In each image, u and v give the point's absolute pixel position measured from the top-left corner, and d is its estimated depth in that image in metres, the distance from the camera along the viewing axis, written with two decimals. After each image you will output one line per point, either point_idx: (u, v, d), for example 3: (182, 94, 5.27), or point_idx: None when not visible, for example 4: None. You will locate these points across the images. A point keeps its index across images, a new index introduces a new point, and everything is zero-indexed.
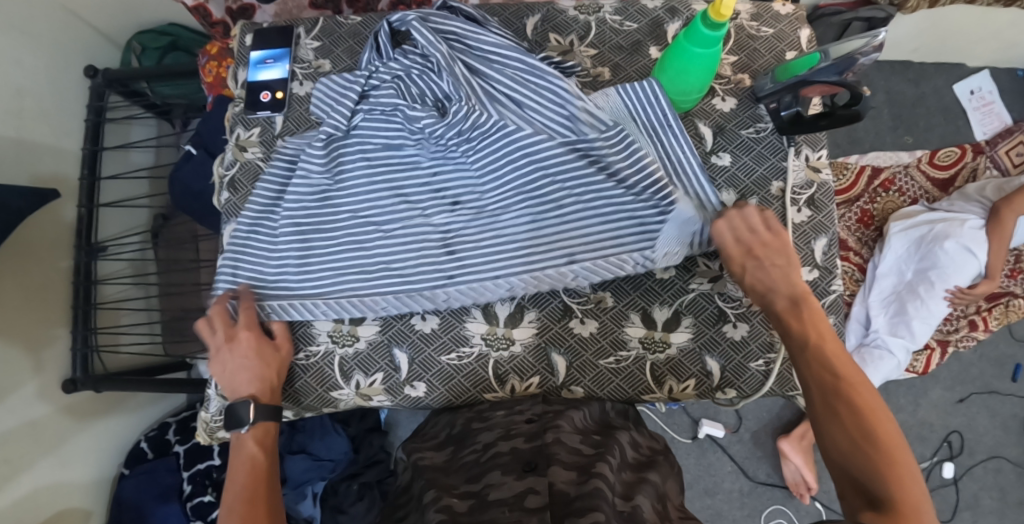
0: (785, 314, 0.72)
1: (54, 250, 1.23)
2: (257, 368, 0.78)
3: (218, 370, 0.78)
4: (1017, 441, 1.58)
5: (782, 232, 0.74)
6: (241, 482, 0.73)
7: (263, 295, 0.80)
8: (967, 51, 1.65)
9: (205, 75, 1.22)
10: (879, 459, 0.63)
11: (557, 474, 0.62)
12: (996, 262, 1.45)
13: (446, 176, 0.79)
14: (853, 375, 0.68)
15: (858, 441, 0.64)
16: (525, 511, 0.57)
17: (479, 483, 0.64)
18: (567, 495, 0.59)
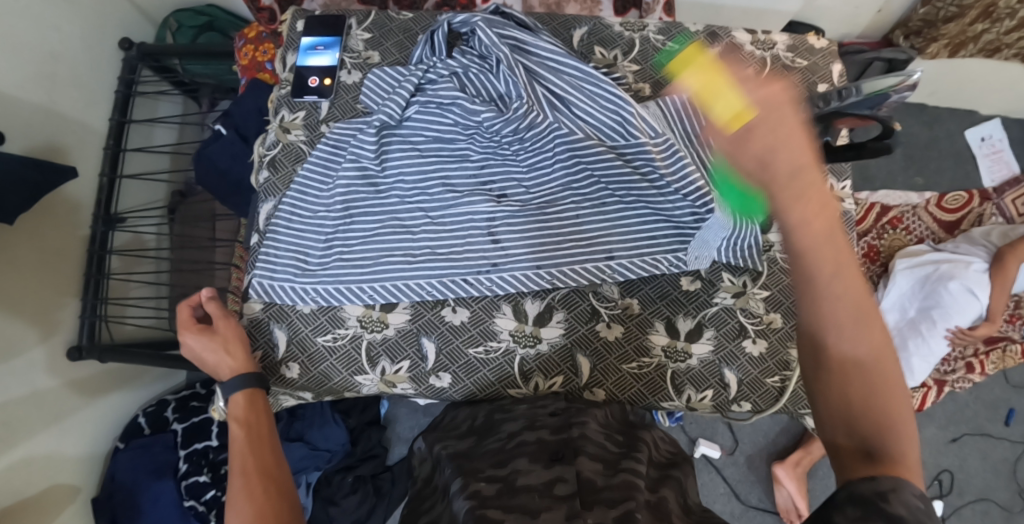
0: (806, 204, 0.55)
1: (73, 216, 1.24)
2: (203, 357, 0.79)
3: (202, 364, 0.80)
4: (1006, 484, 1.61)
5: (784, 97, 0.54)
6: (235, 467, 0.72)
7: (301, 273, 0.81)
8: (982, 100, 1.69)
9: (241, 57, 1.26)
10: (883, 388, 0.53)
11: (584, 463, 0.64)
12: (998, 306, 1.48)
13: (493, 170, 0.81)
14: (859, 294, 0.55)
15: (856, 363, 0.54)
16: (554, 498, 0.58)
17: (505, 467, 0.65)
18: (595, 484, 0.61)
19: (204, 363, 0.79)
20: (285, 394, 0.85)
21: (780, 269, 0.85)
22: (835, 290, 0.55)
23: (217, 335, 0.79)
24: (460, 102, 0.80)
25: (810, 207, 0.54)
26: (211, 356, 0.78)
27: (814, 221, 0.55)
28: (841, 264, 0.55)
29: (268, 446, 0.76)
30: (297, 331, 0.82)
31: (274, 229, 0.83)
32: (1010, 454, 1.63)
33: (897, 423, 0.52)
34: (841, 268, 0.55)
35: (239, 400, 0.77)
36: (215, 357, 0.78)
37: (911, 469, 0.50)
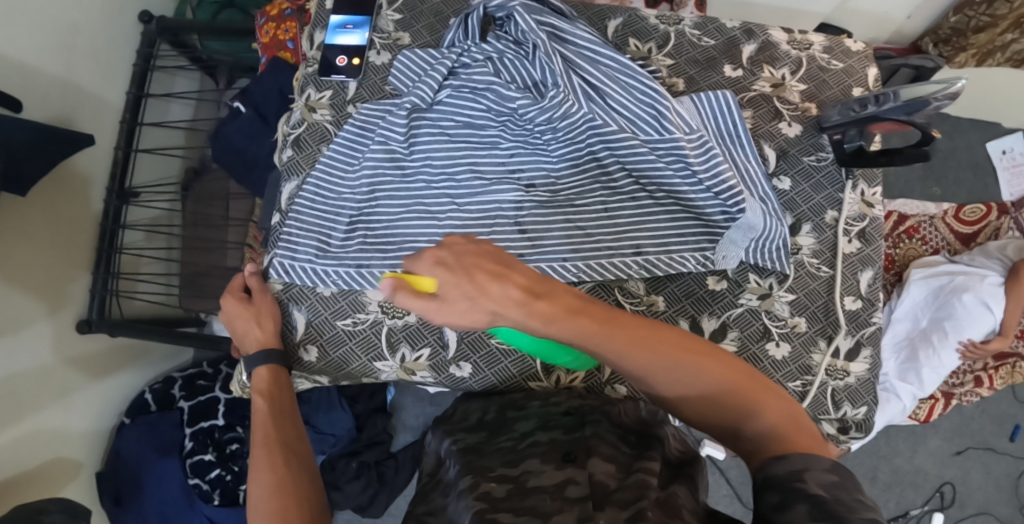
0: (542, 319, 0.58)
1: (87, 191, 1.23)
2: (235, 326, 0.80)
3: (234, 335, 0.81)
4: (1007, 499, 1.62)
5: (468, 257, 0.57)
6: (258, 437, 0.74)
7: (322, 255, 0.80)
8: (1007, 111, 1.67)
9: (262, 35, 1.24)
10: (721, 387, 0.62)
11: (596, 466, 0.63)
12: (1011, 320, 1.48)
13: (523, 159, 0.80)
14: (654, 345, 0.61)
15: (695, 392, 0.62)
16: (566, 501, 0.58)
17: (516, 468, 0.65)
18: (607, 487, 0.60)
19: (235, 334, 0.80)
20: (301, 378, 0.86)
21: (806, 272, 0.86)
22: (637, 360, 0.61)
23: (252, 307, 0.80)
24: (495, 88, 0.78)
25: (556, 319, 0.58)
26: (242, 327, 0.79)
27: (566, 323, 0.58)
28: (612, 330, 0.60)
29: (288, 420, 0.77)
30: (317, 313, 0.82)
31: (296, 209, 0.81)
32: (1013, 470, 1.63)
33: (750, 407, 0.61)
34: (621, 334, 0.60)
35: (263, 373, 0.78)
36: (244, 328, 0.79)
37: (788, 439, 0.58)
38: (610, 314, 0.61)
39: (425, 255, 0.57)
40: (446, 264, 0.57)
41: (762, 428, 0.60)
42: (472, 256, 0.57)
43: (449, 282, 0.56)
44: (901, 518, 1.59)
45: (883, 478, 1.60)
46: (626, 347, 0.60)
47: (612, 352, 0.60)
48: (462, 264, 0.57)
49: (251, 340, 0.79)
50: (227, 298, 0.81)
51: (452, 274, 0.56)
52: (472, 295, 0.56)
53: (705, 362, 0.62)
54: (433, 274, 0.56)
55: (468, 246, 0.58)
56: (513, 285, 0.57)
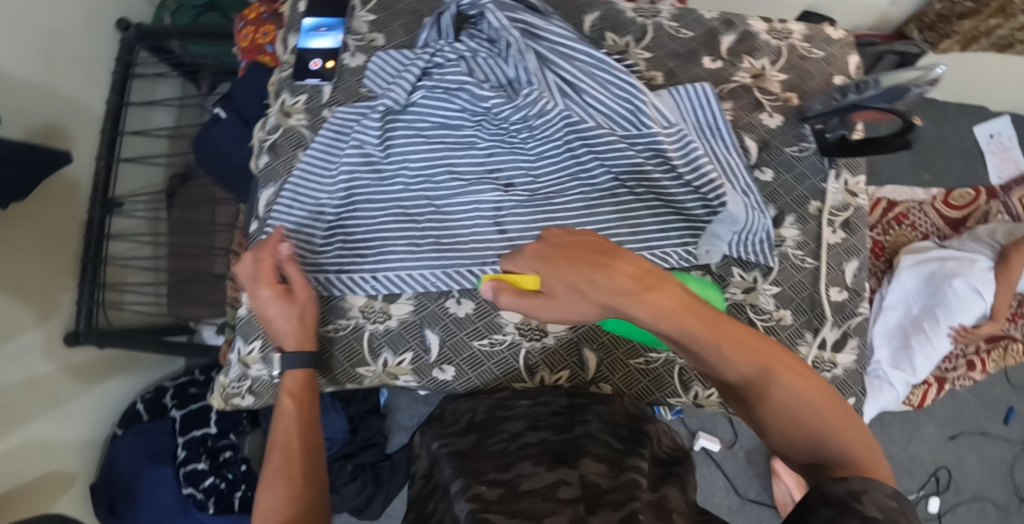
0: (647, 310, 0.59)
1: (69, 201, 1.22)
2: (273, 318, 0.75)
3: (264, 320, 0.76)
4: (1002, 484, 1.62)
5: (576, 246, 0.59)
6: (276, 440, 0.73)
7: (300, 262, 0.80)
8: (993, 95, 1.67)
9: (241, 39, 1.23)
10: (811, 407, 0.61)
11: (588, 466, 0.62)
12: (1001, 304, 1.49)
13: (501, 158, 0.79)
14: (751, 348, 0.62)
15: (779, 399, 0.62)
16: (558, 502, 0.56)
17: (509, 472, 0.63)
18: (599, 487, 0.59)
19: (270, 323, 0.76)
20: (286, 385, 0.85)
21: (791, 264, 0.85)
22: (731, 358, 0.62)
23: (297, 305, 0.76)
24: (468, 87, 0.76)
25: (656, 309, 0.59)
26: (285, 325, 0.75)
27: (665, 315, 0.59)
28: (712, 328, 0.61)
29: (309, 428, 0.74)
30: None
31: (272, 216, 0.80)
32: (1008, 455, 1.64)
33: (835, 430, 0.60)
34: (717, 331, 0.61)
35: (299, 374, 0.76)
36: (287, 327, 0.75)
37: (864, 466, 0.58)
38: (710, 312, 0.62)
39: (527, 250, 0.60)
40: (548, 253, 0.59)
41: (841, 450, 0.59)
42: (576, 247, 0.59)
43: (552, 271, 0.59)
44: None
45: None
46: (719, 343, 0.61)
47: (704, 345, 0.61)
48: (566, 253, 0.59)
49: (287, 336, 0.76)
50: (264, 288, 0.74)
51: (556, 262, 0.59)
52: (576, 285, 0.58)
53: (794, 372, 0.62)
54: (536, 262, 0.60)
55: (576, 237, 0.60)
56: (618, 275, 0.58)
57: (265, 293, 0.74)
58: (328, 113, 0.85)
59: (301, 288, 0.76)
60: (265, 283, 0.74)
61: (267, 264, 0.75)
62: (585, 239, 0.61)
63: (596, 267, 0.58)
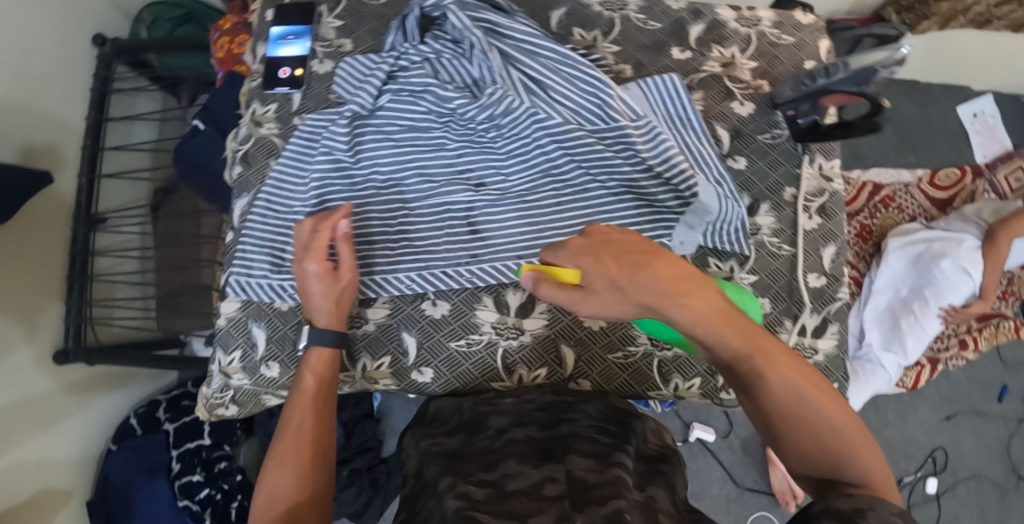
0: (688, 314, 0.59)
1: (52, 219, 1.21)
2: (311, 290, 0.74)
3: (303, 290, 0.75)
4: (999, 462, 1.61)
5: (623, 244, 0.60)
6: (291, 419, 0.70)
7: (276, 269, 0.81)
8: (974, 75, 1.67)
9: (217, 50, 1.23)
10: (835, 427, 0.61)
11: (575, 462, 0.62)
12: (990, 282, 1.49)
13: (471, 158, 0.79)
14: (782, 361, 0.62)
15: (807, 415, 0.61)
16: (544, 500, 0.56)
17: (495, 472, 0.63)
18: (586, 483, 0.59)
19: (306, 293, 0.75)
20: (270, 395, 0.85)
21: (767, 253, 0.85)
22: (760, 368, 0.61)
23: (337, 285, 0.75)
24: (433, 89, 0.77)
25: (696, 311, 0.59)
26: (322, 302, 0.74)
27: (703, 318, 0.60)
28: (744, 337, 0.61)
29: (325, 416, 0.72)
30: (276, 329, 0.83)
31: (248, 226, 0.82)
32: (1003, 433, 1.63)
33: (853, 452, 0.60)
34: (753, 338, 0.62)
35: (324, 354, 0.75)
36: (323, 304, 0.75)
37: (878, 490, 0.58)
38: (746, 322, 0.62)
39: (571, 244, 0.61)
40: (592, 249, 0.59)
41: (857, 472, 0.59)
42: (621, 248, 0.59)
43: (596, 266, 0.59)
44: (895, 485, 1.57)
45: None
46: (754, 350, 0.61)
47: (737, 349, 0.61)
48: (610, 251, 0.59)
49: (321, 311, 0.75)
50: (313, 261, 0.73)
51: (600, 259, 0.59)
52: (617, 282, 0.58)
53: (825, 392, 0.61)
54: (580, 256, 0.59)
55: (619, 237, 0.60)
56: (662, 275, 0.59)
57: (313, 266, 0.73)
58: (298, 120, 0.85)
59: (347, 269, 0.75)
60: (314, 254, 0.73)
61: (321, 237, 0.74)
62: (628, 239, 0.61)
63: (642, 264, 0.59)
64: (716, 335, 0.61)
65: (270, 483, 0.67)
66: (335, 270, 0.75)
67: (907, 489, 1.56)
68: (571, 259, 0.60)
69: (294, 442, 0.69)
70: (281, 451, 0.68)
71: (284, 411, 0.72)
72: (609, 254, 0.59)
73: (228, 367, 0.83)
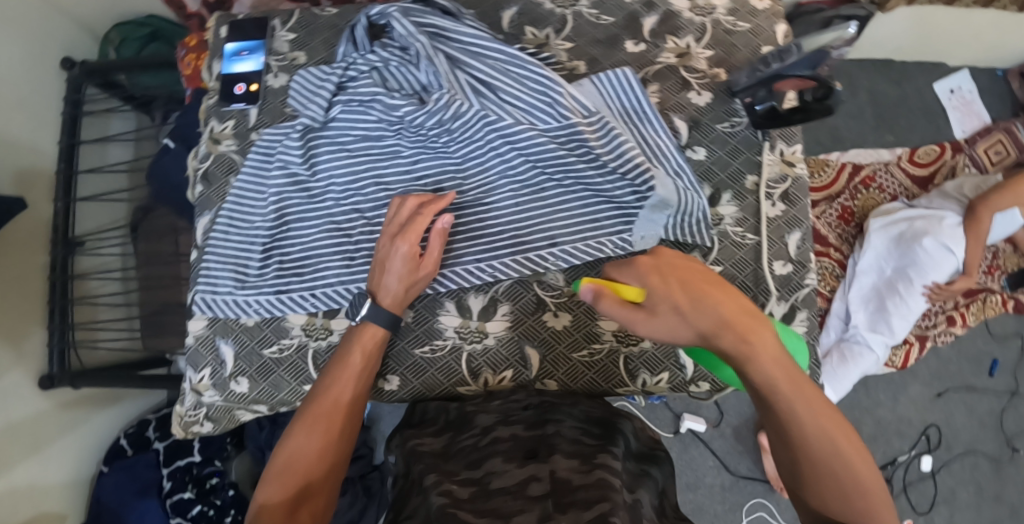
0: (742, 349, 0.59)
1: (29, 246, 1.20)
2: (391, 268, 0.74)
3: (381, 261, 0.74)
4: (993, 436, 1.60)
5: (692, 275, 0.61)
6: (330, 390, 0.71)
7: (240, 285, 0.81)
8: (947, 52, 1.66)
9: (184, 67, 1.16)
10: (859, 487, 0.59)
11: (559, 462, 0.62)
12: (974, 259, 1.47)
13: (427, 165, 0.79)
14: (823, 411, 0.60)
15: (842, 476, 0.59)
16: (528, 499, 0.56)
17: (480, 469, 0.63)
18: (571, 483, 0.58)
19: (385, 268, 0.74)
20: (242, 410, 0.85)
21: (731, 242, 0.85)
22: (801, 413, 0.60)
23: (416, 274, 0.74)
24: (380, 98, 0.78)
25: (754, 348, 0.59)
26: (395, 283, 0.74)
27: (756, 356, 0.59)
28: (793, 382, 0.60)
29: (360, 389, 0.73)
30: (243, 344, 0.83)
31: (211, 244, 0.82)
32: (996, 407, 1.62)
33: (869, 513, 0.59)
34: (801, 387, 0.60)
35: (378, 332, 0.74)
36: (395, 284, 0.74)
37: None
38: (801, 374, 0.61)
39: (639, 265, 0.62)
40: (660, 271, 0.62)
41: None
42: (688, 277, 0.61)
43: (660, 287, 0.61)
44: (889, 465, 1.55)
45: (867, 430, 1.57)
46: (802, 399, 0.60)
47: (786, 397, 0.59)
48: (676, 276, 0.62)
49: (389, 288, 0.74)
50: (406, 242, 0.73)
51: (665, 279, 0.61)
52: (681, 306, 0.60)
53: (860, 453, 0.60)
54: (647, 275, 0.61)
55: (687, 269, 0.62)
56: (726, 308, 0.60)
57: (404, 246, 0.72)
58: (255, 135, 0.86)
59: (430, 265, 0.75)
60: (408, 234, 0.72)
61: (422, 220, 0.73)
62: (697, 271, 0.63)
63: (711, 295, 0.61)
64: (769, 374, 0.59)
65: (296, 446, 0.68)
66: (421, 258, 0.75)
67: (901, 469, 1.55)
68: (637, 277, 0.62)
69: (329, 412, 0.70)
70: (315, 418, 0.69)
71: (322, 378, 0.72)
72: (673, 284, 0.61)
73: (194, 381, 0.83)
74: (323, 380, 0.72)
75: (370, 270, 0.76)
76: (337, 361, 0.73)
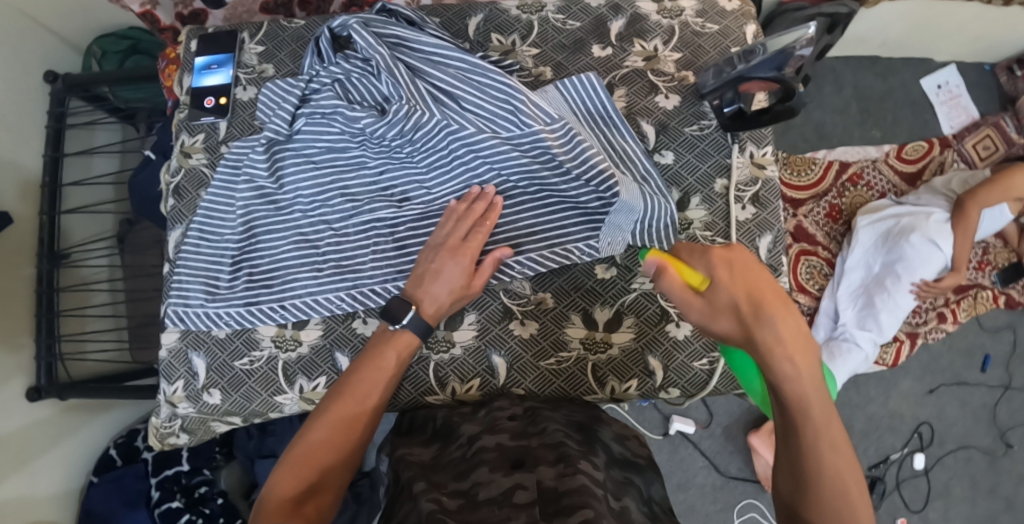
0: (783, 360, 0.59)
1: (14, 257, 1.13)
2: (444, 277, 0.73)
3: (433, 267, 0.74)
4: (986, 430, 1.55)
5: (761, 281, 0.62)
6: (356, 389, 0.69)
7: (210, 299, 0.81)
8: (933, 47, 1.63)
9: (166, 80, 1.07)
10: None
11: (545, 471, 0.60)
12: (962, 254, 1.43)
13: (392, 175, 0.80)
14: (842, 455, 0.58)
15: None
16: (513, 507, 0.54)
17: (467, 481, 0.61)
18: (555, 489, 0.56)
19: (437, 276, 0.73)
20: (216, 421, 0.85)
21: None
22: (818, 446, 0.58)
23: (467, 288, 0.74)
24: (341, 111, 0.78)
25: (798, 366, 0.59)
26: (445, 292, 0.73)
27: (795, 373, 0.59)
28: (822, 414, 0.58)
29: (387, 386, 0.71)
30: (215, 357, 0.83)
31: (182, 257, 0.83)
32: (989, 400, 1.57)
33: None
34: (827, 422, 0.58)
35: (412, 342, 0.73)
36: (444, 294, 0.73)
37: None
38: (833, 411, 0.59)
39: (711, 255, 0.64)
40: (730, 266, 0.63)
41: None
42: (754, 280, 0.62)
43: (726, 281, 0.63)
44: (881, 464, 1.50)
45: (858, 427, 1.52)
46: (825, 428, 0.58)
47: (812, 427, 0.58)
48: (743, 275, 0.63)
49: (438, 296, 0.73)
50: (465, 258, 0.73)
51: (732, 277, 0.63)
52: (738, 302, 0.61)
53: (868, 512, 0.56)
54: (718, 265, 0.64)
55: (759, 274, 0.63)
56: (781, 321, 0.60)
57: (465, 260, 0.73)
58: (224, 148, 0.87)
59: (480, 284, 0.75)
60: (462, 250, 0.74)
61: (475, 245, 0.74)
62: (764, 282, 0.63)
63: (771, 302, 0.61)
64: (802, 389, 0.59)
65: (313, 439, 0.66)
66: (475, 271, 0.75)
67: (894, 467, 1.50)
68: (706, 267, 0.65)
69: (349, 411, 0.68)
70: (336, 415, 0.67)
71: (350, 375, 0.71)
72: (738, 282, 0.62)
73: (165, 393, 0.83)
74: (352, 373, 0.71)
75: (416, 271, 0.74)
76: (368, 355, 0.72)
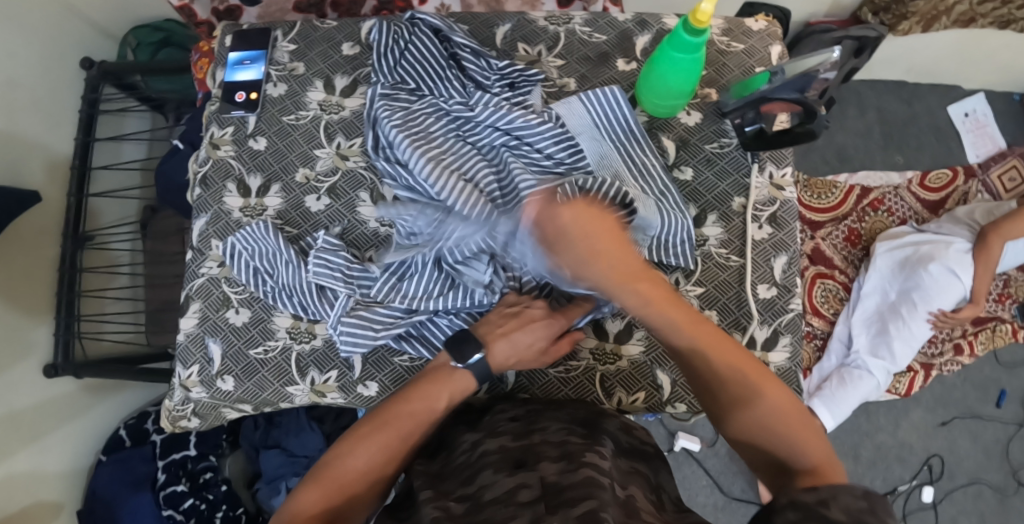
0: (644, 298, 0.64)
1: (41, 235, 1.15)
2: (530, 331, 0.75)
3: (522, 309, 0.76)
4: (998, 467, 1.51)
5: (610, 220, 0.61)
6: (398, 413, 0.69)
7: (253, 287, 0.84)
8: (963, 74, 1.61)
9: (197, 72, 1.09)
10: (775, 413, 0.63)
11: (546, 467, 0.61)
12: (981, 286, 1.41)
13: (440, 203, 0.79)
14: (718, 348, 0.65)
15: (762, 415, 0.63)
16: (517, 506, 0.55)
17: (473, 485, 0.61)
18: (558, 486, 0.57)
19: (523, 327, 0.75)
20: (228, 408, 0.86)
21: (714, 264, 0.85)
22: (702, 348, 0.65)
23: (536, 351, 0.76)
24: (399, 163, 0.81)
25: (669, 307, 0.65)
26: (523, 340, 0.75)
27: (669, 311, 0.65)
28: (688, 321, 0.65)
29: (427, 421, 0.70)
30: (231, 344, 0.85)
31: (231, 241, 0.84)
32: (1003, 437, 1.53)
33: (799, 438, 0.62)
34: (694, 323, 0.65)
35: (467, 385, 0.73)
36: (518, 341, 0.74)
37: (829, 471, 0.60)
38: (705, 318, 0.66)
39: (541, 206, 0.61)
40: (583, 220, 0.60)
41: (801, 455, 0.61)
42: (615, 234, 0.61)
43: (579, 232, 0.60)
44: (889, 494, 1.48)
45: (867, 457, 1.50)
46: (702, 338, 0.65)
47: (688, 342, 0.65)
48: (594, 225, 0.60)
49: (519, 335, 0.75)
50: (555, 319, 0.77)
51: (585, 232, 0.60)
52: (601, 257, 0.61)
53: (770, 381, 0.64)
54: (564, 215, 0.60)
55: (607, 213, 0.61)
56: (627, 259, 0.62)
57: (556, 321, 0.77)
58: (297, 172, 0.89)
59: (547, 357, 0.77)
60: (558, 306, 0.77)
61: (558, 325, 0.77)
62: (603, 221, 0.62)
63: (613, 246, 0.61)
64: (677, 326, 0.65)
65: (355, 454, 0.66)
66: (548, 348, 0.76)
67: (901, 498, 1.48)
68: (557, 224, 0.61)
69: (387, 438, 0.68)
70: (375, 438, 0.67)
71: (397, 395, 0.71)
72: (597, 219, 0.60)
73: (179, 375, 0.85)
74: (401, 396, 0.71)
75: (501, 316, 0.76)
76: (426, 381, 0.72)
